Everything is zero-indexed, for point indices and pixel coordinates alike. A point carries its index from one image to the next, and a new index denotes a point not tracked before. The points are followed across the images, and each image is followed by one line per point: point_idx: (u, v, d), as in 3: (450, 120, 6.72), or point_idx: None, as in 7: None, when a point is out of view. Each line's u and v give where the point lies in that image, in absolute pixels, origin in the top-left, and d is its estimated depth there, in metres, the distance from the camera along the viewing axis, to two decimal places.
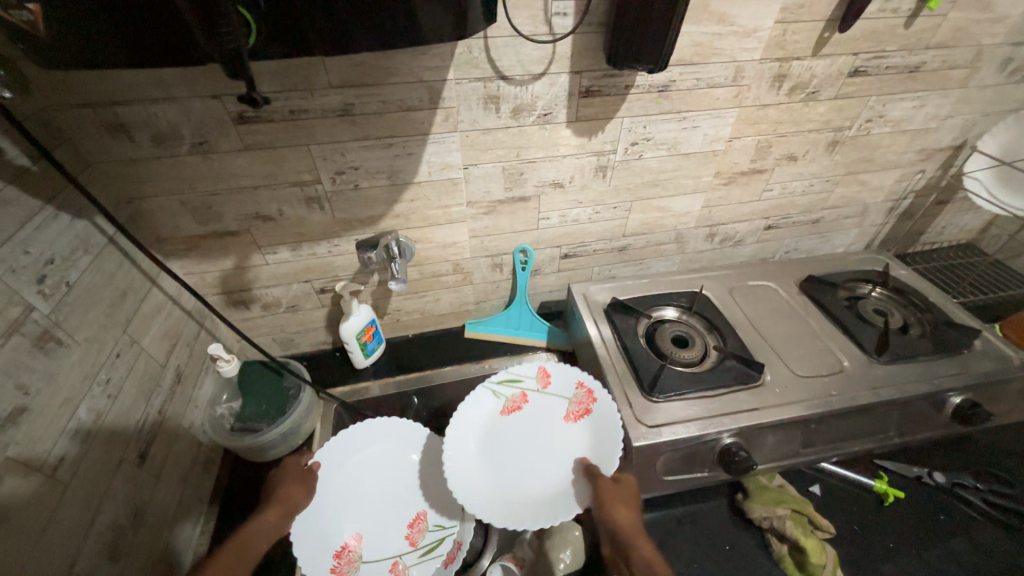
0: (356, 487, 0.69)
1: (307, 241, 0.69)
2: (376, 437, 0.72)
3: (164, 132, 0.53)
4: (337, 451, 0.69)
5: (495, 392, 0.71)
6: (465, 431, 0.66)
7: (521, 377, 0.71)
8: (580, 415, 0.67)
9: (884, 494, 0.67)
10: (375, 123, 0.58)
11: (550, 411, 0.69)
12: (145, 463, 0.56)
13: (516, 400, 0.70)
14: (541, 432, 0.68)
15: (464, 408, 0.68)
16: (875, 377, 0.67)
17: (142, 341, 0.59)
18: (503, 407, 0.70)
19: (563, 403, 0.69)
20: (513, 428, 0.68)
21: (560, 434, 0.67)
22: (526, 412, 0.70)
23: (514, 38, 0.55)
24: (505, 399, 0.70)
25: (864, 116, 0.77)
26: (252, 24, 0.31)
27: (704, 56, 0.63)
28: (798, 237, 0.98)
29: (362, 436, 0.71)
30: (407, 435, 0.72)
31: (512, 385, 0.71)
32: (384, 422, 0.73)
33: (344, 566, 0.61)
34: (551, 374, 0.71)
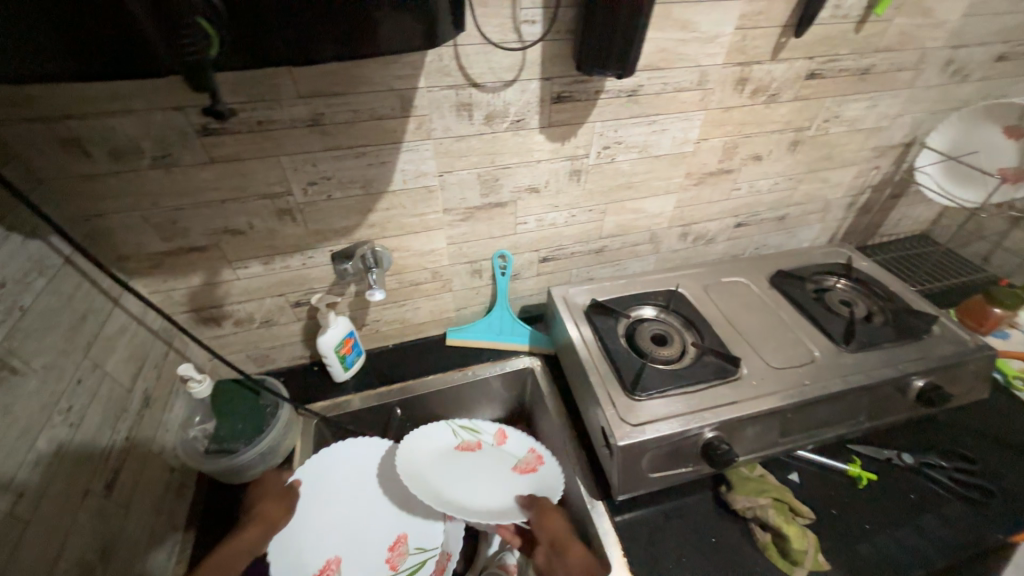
0: (339, 510, 0.70)
1: (280, 254, 0.68)
2: (362, 457, 0.75)
3: (123, 146, 0.51)
4: (320, 471, 0.71)
5: (455, 431, 0.80)
6: (424, 452, 0.76)
7: (482, 428, 0.81)
8: (526, 470, 0.75)
9: (858, 478, 0.70)
10: (347, 132, 0.58)
11: (500, 461, 0.77)
12: (112, 493, 0.53)
13: (472, 443, 0.79)
14: (489, 474, 0.75)
15: (426, 433, 0.78)
16: (844, 365, 0.70)
17: (105, 365, 0.56)
18: (459, 446, 0.79)
19: (512, 459, 0.77)
20: (463, 464, 0.76)
21: (504, 478, 0.75)
22: (478, 457, 0.78)
23: (484, 46, 0.56)
24: (462, 439, 0.80)
25: (822, 117, 0.81)
26: (216, 36, 0.30)
27: (670, 62, 0.64)
28: (766, 233, 1.01)
29: (348, 457, 0.74)
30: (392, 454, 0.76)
31: (471, 431, 0.80)
32: (367, 442, 0.76)
33: None
34: (508, 435, 0.80)
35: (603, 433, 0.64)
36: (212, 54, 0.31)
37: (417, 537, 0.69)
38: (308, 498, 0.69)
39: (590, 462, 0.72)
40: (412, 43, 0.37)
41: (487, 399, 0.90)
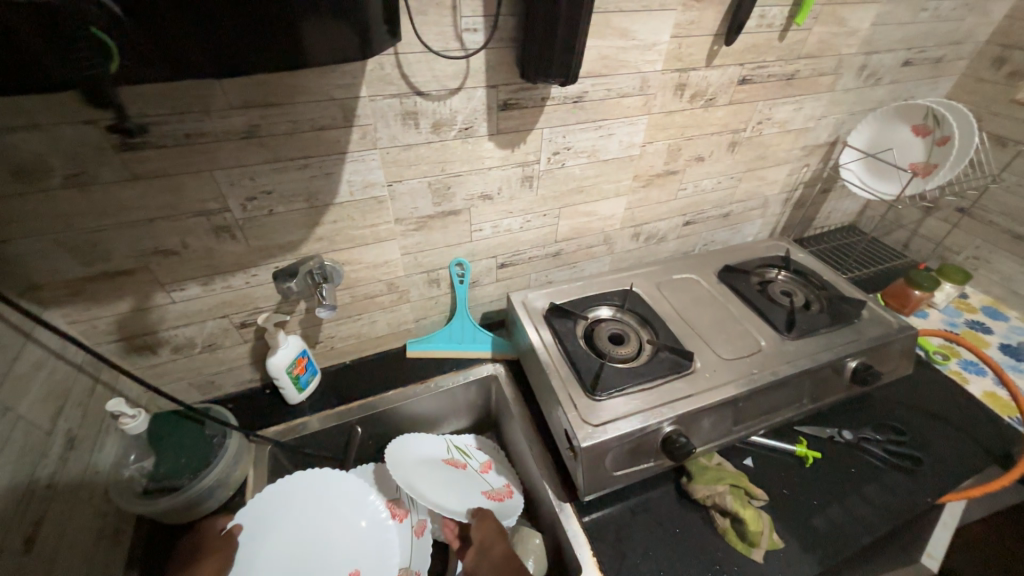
0: (288, 548, 0.65)
1: (220, 274, 0.64)
2: (324, 491, 0.71)
3: (29, 164, 0.46)
4: (275, 507, 0.67)
5: (448, 446, 0.82)
6: (416, 451, 0.77)
7: (473, 454, 0.82)
8: (497, 496, 0.75)
9: (805, 457, 0.75)
10: (287, 144, 0.55)
11: (474, 484, 0.77)
12: (31, 550, 0.47)
13: (458, 462, 0.80)
14: (461, 489, 0.74)
15: (424, 436, 0.80)
16: (787, 352, 0.74)
17: (18, 408, 0.50)
18: (446, 459, 0.80)
19: (488, 488, 0.77)
20: (441, 471, 0.76)
21: (471, 496, 0.74)
22: (458, 474, 0.77)
23: (426, 54, 0.55)
24: (452, 454, 0.81)
25: (756, 119, 0.86)
26: (115, 51, 0.29)
27: (612, 69, 0.66)
28: (712, 230, 1.06)
29: (310, 490, 0.71)
30: (358, 489, 0.74)
31: (464, 452, 0.82)
32: (322, 476, 0.72)
33: None
34: (494, 468, 0.81)
35: (566, 435, 0.65)
36: (114, 69, 0.30)
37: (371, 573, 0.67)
38: (254, 541, 0.64)
39: (556, 465, 0.72)
40: (344, 52, 0.35)
41: (451, 410, 0.88)
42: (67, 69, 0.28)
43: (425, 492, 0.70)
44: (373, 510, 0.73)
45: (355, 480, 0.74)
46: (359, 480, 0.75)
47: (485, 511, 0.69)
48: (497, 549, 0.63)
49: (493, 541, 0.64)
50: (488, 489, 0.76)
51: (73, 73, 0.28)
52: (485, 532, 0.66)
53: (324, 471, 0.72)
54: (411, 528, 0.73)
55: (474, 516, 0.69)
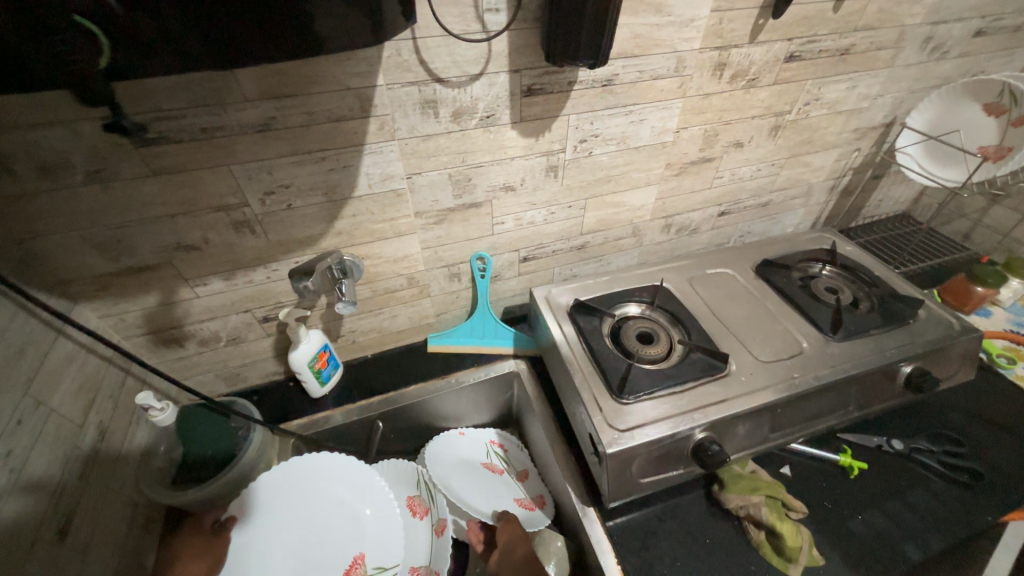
0: (293, 532, 0.65)
1: (241, 268, 0.63)
2: (322, 475, 0.69)
3: (51, 161, 0.46)
4: (273, 495, 0.66)
5: (487, 450, 0.82)
6: (455, 450, 0.80)
7: (512, 461, 0.81)
8: (529, 505, 0.73)
9: (849, 468, 0.69)
10: (303, 136, 0.53)
11: (508, 491, 0.76)
12: (66, 539, 0.49)
13: (495, 467, 0.80)
14: (493, 493, 0.75)
15: (466, 438, 0.82)
16: (833, 355, 0.68)
17: (49, 402, 0.51)
18: (484, 463, 0.80)
19: (521, 496, 0.76)
20: (477, 475, 0.77)
21: (503, 501, 0.74)
22: (494, 480, 0.78)
23: (445, 38, 0.52)
24: (490, 459, 0.81)
25: (802, 100, 0.79)
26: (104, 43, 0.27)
27: (646, 48, 0.61)
28: (750, 221, 0.99)
29: (307, 475, 0.68)
30: (358, 470, 0.70)
31: (503, 458, 0.81)
32: (317, 461, 0.69)
33: None
34: (530, 477, 0.79)
35: (590, 440, 0.62)
36: (103, 64, 0.28)
37: (377, 558, 0.65)
38: (254, 531, 0.64)
39: (579, 467, 0.70)
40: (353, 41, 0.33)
41: (473, 406, 0.87)
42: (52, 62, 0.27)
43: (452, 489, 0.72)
44: (375, 493, 0.68)
45: (352, 463, 0.70)
46: (357, 461, 0.70)
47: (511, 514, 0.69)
48: (520, 550, 0.62)
49: (517, 543, 0.63)
50: (522, 497, 0.75)
51: (59, 67, 0.27)
52: (509, 533, 0.65)
53: (319, 454, 0.69)
54: (431, 527, 0.71)
55: (501, 517, 0.68)
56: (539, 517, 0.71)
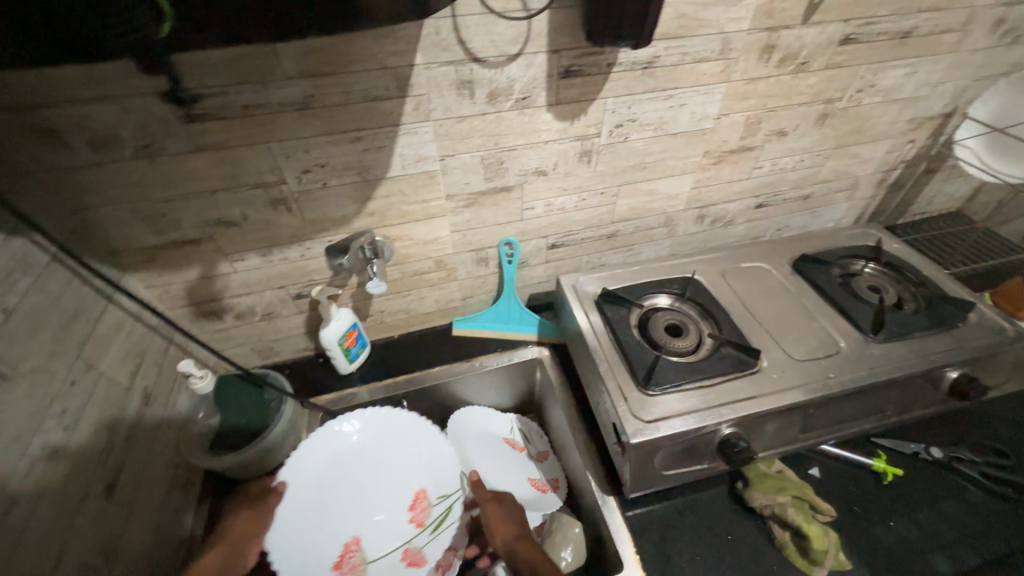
0: (342, 488, 0.72)
1: (277, 245, 0.65)
2: (355, 434, 0.75)
3: (103, 135, 0.48)
4: (314, 457, 0.71)
5: (510, 426, 0.85)
6: (475, 425, 0.84)
7: (534, 440, 0.84)
8: (542, 487, 0.76)
9: (883, 473, 0.67)
10: (340, 115, 0.54)
11: (525, 469, 0.80)
12: (112, 495, 0.52)
13: (516, 444, 0.83)
14: (509, 472, 0.79)
15: (490, 415, 0.86)
16: (872, 357, 0.65)
17: (99, 365, 0.54)
18: (506, 438, 0.84)
19: (537, 476, 0.78)
20: (497, 452, 0.82)
21: (517, 481, 0.78)
22: (512, 457, 0.82)
23: (486, 16, 0.51)
24: (513, 435, 0.84)
25: (855, 87, 0.74)
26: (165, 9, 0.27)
27: (690, 29, 0.59)
28: (788, 214, 0.95)
29: (342, 435, 0.74)
30: (380, 420, 0.76)
31: (525, 435, 0.84)
32: (346, 422, 0.74)
33: (349, 571, 0.67)
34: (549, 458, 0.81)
35: (614, 429, 0.62)
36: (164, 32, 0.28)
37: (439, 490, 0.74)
38: (305, 494, 0.69)
39: (601, 457, 0.70)
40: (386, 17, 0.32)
41: (495, 390, 0.88)
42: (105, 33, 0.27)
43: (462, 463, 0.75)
44: (411, 436, 0.76)
45: (383, 420, 0.76)
46: (387, 418, 0.77)
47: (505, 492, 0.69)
48: (507, 535, 0.62)
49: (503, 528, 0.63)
50: (536, 478, 0.78)
51: (112, 37, 0.27)
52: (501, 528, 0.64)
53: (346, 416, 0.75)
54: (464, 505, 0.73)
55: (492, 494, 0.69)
56: (547, 502, 0.74)
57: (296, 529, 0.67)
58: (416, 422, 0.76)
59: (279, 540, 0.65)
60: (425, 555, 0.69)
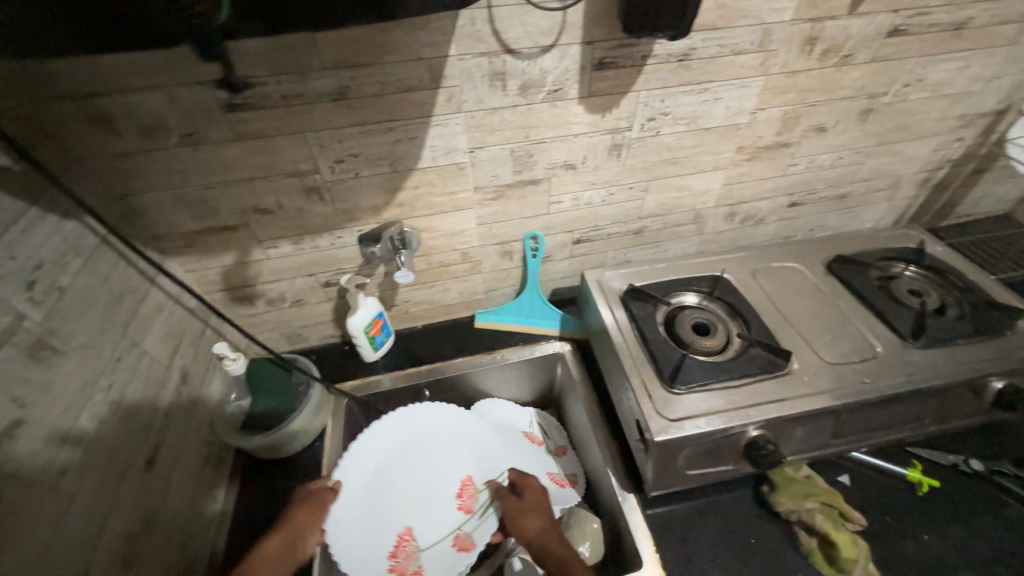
0: (391, 483, 0.73)
1: (309, 234, 0.66)
2: (400, 430, 0.77)
3: (150, 123, 0.50)
4: (363, 453, 0.73)
5: (529, 420, 0.84)
6: (496, 414, 0.84)
7: (552, 434, 0.83)
8: (561, 483, 0.75)
9: (918, 484, 0.65)
10: (374, 106, 0.54)
11: (543, 463, 0.79)
12: (153, 467, 0.54)
13: (535, 438, 0.82)
14: (528, 465, 0.78)
15: (509, 407, 0.85)
16: (912, 363, 0.63)
17: (142, 344, 0.57)
18: (525, 431, 0.83)
19: (556, 471, 0.77)
20: (517, 445, 0.81)
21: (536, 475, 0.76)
22: (531, 450, 0.80)
23: (521, 7, 0.51)
24: (532, 429, 0.83)
25: (901, 81, 0.71)
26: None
27: (729, 20, 0.57)
28: (824, 213, 0.92)
29: (388, 432, 0.76)
30: (421, 417, 0.79)
31: (544, 429, 0.83)
32: (390, 420, 0.77)
33: (404, 561, 0.67)
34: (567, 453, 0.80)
35: (638, 426, 0.61)
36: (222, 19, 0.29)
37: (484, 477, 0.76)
38: (358, 488, 0.70)
39: (622, 453, 0.69)
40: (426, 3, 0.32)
41: (516, 383, 0.88)
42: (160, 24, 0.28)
43: (489, 449, 0.79)
44: (450, 426, 0.80)
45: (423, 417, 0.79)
46: (428, 415, 0.79)
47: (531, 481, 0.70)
48: (533, 526, 0.64)
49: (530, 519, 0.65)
50: (555, 473, 0.77)
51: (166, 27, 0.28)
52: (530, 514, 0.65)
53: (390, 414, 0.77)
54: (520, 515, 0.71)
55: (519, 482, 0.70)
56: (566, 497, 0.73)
57: (351, 522, 0.67)
58: (451, 410, 0.80)
59: (335, 531, 0.65)
60: (474, 541, 0.69)
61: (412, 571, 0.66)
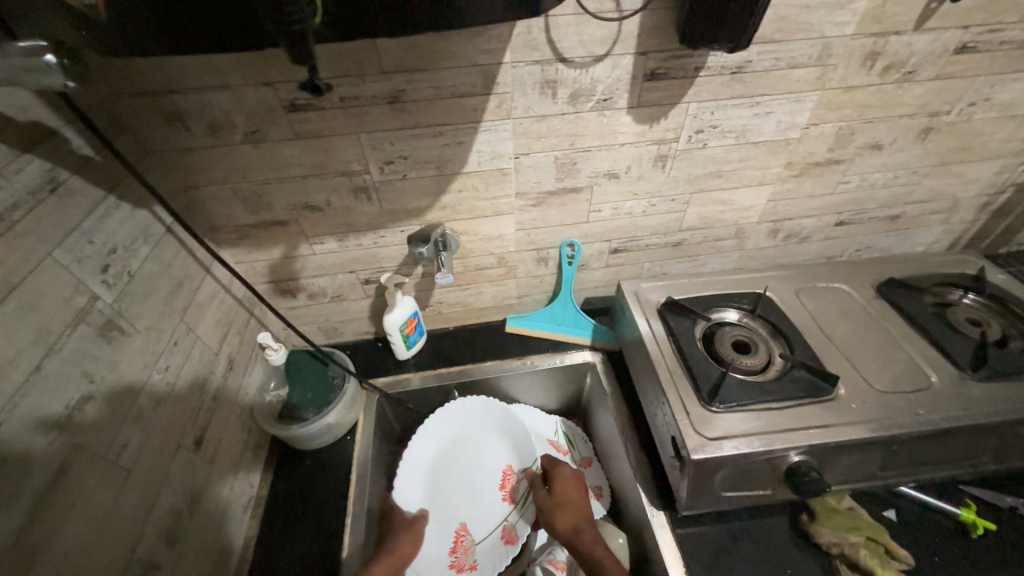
0: (442, 485, 0.76)
1: (354, 232, 0.68)
2: (442, 436, 0.80)
3: (218, 121, 0.53)
4: (413, 460, 0.77)
5: (555, 428, 0.84)
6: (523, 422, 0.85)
7: (578, 444, 0.83)
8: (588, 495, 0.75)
9: (971, 525, 0.61)
10: (427, 110, 0.56)
11: None
12: (200, 448, 0.57)
13: (561, 447, 0.82)
14: None
15: (535, 413, 0.85)
16: (971, 396, 0.59)
17: (196, 329, 0.59)
18: (550, 440, 0.82)
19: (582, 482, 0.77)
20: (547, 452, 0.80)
21: None
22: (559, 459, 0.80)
23: (579, 16, 0.51)
24: (557, 437, 0.83)
25: (967, 99, 0.68)
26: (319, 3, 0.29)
27: (788, 33, 0.56)
28: (873, 233, 0.89)
29: (431, 438, 0.79)
30: (459, 418, 0.81)
31: (569, 438, 0.83)
32: (432, 428, 0.80)
33: (462, 555, 0.70)
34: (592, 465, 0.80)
35: (673, 442, 0.60)
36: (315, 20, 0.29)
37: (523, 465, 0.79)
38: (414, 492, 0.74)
39: (652, 469, 0.68)
40: (492, 10, 0.33)
41: (544, 390, 0.88)
42: (255, 29, 0.29)
43: (522, 438, 0.80)
44: (485, 419, 0.82)
45: (461, 420, 0.82)
46: (464, 416, 0.82)
47: (567, 474, 0.70)
48: (565, 519, 0.64)
49: (564, 512, 0.65)
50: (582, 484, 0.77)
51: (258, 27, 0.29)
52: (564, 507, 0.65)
53: (430, 420, 0.80)
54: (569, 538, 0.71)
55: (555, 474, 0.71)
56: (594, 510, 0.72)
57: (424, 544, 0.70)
58: (483, 402, 0.82)
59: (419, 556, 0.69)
60: (519, 533, 0.72)
61: (469, 565, 0.70)
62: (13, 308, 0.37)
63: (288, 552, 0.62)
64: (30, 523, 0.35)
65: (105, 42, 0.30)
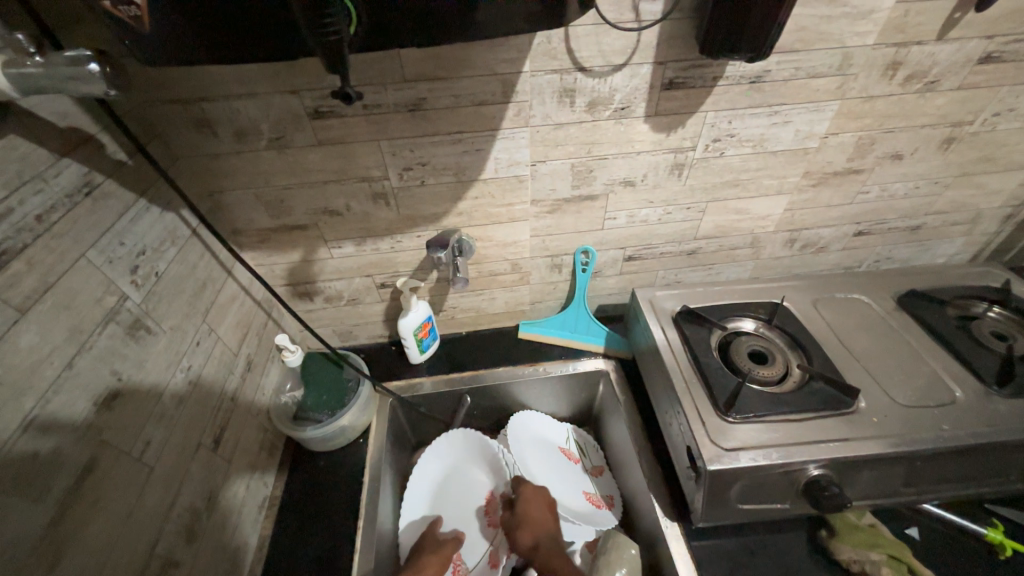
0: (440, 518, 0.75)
1: (371, 237, 0.69)
2: (436, 469, 0.80)
3: (245, 127, 0.54)
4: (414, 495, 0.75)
5: (567, 436, 0.84)
6: (531, 428, 0.83)
7: (591, 453, 0.83)
8: (597, 503, 0.76)
9: (999, 546, 0.58)
10: (446, 118, 0.57)
11: (580, 481, 0.79)
12: (219, 448, 0.57)
13: (572, 455, 0.82)
14: (566, 483, 0.78)
15: (543, 422, 0.85)
16: (999, 413, 0.57)
17: (217, 330, 0.60)
18: (562, 447, 0.83)
19: (591, 489, 0.78)
20: (555, 461, 0.81)
21: (573, 494, 0.77)
22: (569, 468, 0.81)
23: (598, 26, 0.52)
24: (569, 445, 0.83)
25: (991, 110, 0.67)
26: (354, 14, 0.30)
27: (808, 43, 0.56)
28: (892, 244, 0.87)
29: (427, 472, 0.79)
30: (449, 450, 0.81)
31: (581, 445, 0.83)
32: (428, 462, 0.79)
33: None
34: (604, 473, 0.80)
35: (688, 452, 0.59)
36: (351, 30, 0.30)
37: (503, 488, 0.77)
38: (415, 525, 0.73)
39: (665, 480, 0.67)
40: (519, 15, 0.33)
41: (555, 398, 0.87)
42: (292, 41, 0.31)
43: (498, 462, 0.77)
44: (465, 446, 0.81)
45: (449, 451, 0.81)
46: (454, 448, 0.81)
47: (531, 491, 0.71)
48: (527, 536, 0.67)
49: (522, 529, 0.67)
50: (590, 491, 0.77)
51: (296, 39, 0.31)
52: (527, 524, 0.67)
53: (427, 455, 0.80)
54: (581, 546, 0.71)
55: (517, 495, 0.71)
56: (601, 517, 0.73)
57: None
58: (462, 432, 0.80)
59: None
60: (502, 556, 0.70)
61: None
62: (48, 307, 0.39)
63: (300, 554, 0.62)
64: (59, 517, 0.36)
65: (147, 51, 0.31)
